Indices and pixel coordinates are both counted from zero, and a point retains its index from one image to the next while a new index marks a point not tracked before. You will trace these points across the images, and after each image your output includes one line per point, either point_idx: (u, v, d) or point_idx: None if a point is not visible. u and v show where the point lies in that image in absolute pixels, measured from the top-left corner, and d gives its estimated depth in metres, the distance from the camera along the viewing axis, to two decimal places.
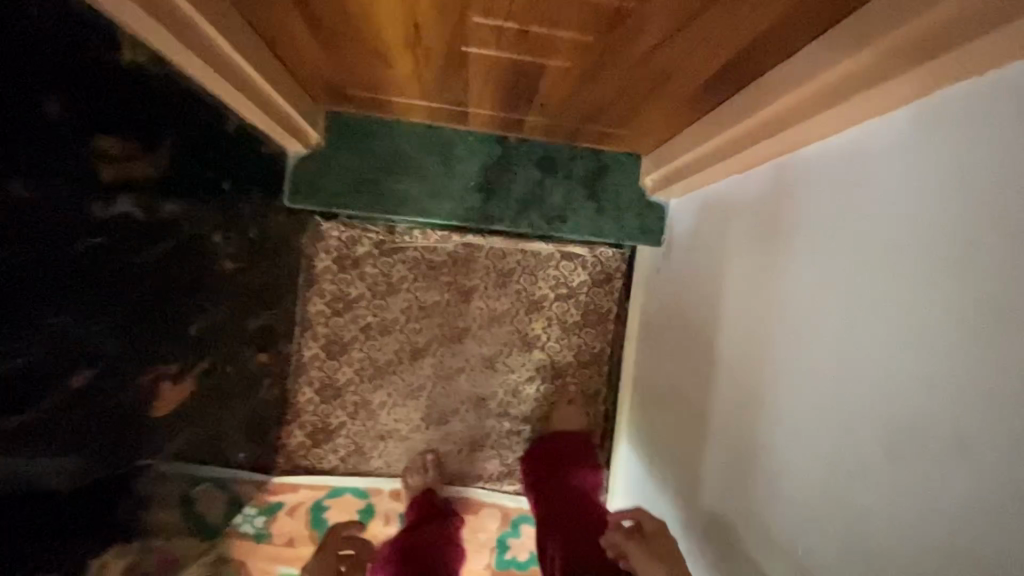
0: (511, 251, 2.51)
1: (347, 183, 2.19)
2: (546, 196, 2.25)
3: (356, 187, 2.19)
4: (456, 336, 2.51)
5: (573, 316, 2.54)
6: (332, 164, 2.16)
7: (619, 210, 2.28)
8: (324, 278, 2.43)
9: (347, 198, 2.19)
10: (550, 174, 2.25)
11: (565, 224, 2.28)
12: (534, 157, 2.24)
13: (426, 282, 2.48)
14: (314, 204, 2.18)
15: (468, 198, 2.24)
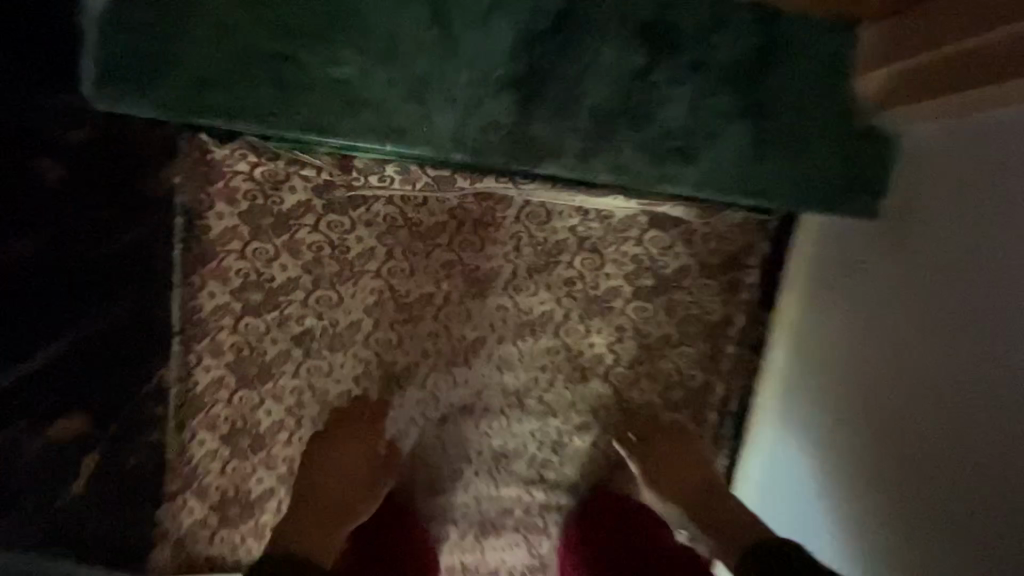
0: (563, 211, 1.43)
1: (222, 60, 1.03)
2: (649, 107, 1.07)
3: (242, 71, 1.03)
4: (462, 353, 1.46)
5: (662, 326, 1.49)
6: (195, 24, 1.03)
7: (779, 148, 1.17)
8: (222, 248, 1.33)
9: (219, 92, 1.03)
10: (658, 60, 1.07)
11: (684, 167, 1.12)
12: (626, 22, 1.06)
13: (411, 261, 1.42)
14: (149, 104, 1.05)
15: (489, 102, 1.01)
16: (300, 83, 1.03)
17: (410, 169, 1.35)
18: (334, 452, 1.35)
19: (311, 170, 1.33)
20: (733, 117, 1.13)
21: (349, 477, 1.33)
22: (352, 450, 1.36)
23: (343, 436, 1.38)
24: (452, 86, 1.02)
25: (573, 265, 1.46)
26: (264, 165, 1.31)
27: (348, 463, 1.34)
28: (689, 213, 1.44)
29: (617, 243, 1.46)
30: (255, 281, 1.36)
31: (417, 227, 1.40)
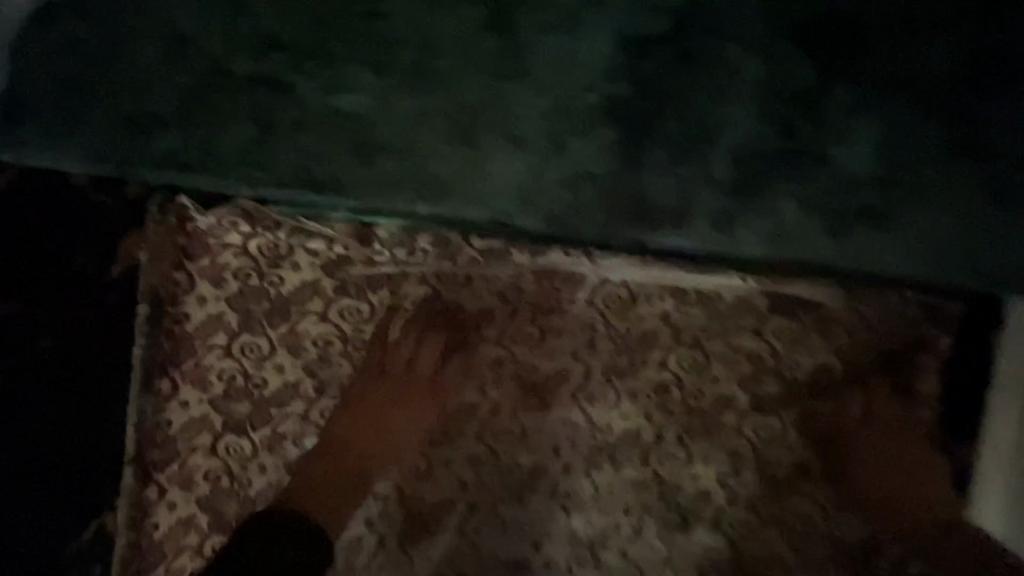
0: (653, 292, 1.05)
1: (199, 97, 0.74)
2: (818, 145, 0.71)
3: (224, 110, 0.73)
4: (514, 488, 1.05)
5: (795, 452, 1.05)
6: (159, 46, 0.74)
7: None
8: (201, 343, 0.99)
9: (195, 142, 0.73)
10: (828, 78, 0.71)
11: (884, 234, 0.72)
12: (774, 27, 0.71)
13: (447, 359, 1.05)
14: (95, 156, 0.74)
15: (575, 138, 0.69)
16: (293, 120, 0.73)
17: (449, 239, 1.02)
18: (360, 406, 1.03)
19: (320, 241, 1.01)
20: (957, 155, 0.72)
21: (379, 420, 1.04)
22: (382, 404, 1.04)
23: (369, 383, 1.04)
24: (518, 117, 0.70)
25: (667, 366, 1.06)
26: (257, 233, 0.99)
27: (383, 425, 1.04)
28: (832, 293, 1.02)
29: (729, 334, 1.05)
30: (240, 387, 1.01)
31: (456, 313, 1.05)
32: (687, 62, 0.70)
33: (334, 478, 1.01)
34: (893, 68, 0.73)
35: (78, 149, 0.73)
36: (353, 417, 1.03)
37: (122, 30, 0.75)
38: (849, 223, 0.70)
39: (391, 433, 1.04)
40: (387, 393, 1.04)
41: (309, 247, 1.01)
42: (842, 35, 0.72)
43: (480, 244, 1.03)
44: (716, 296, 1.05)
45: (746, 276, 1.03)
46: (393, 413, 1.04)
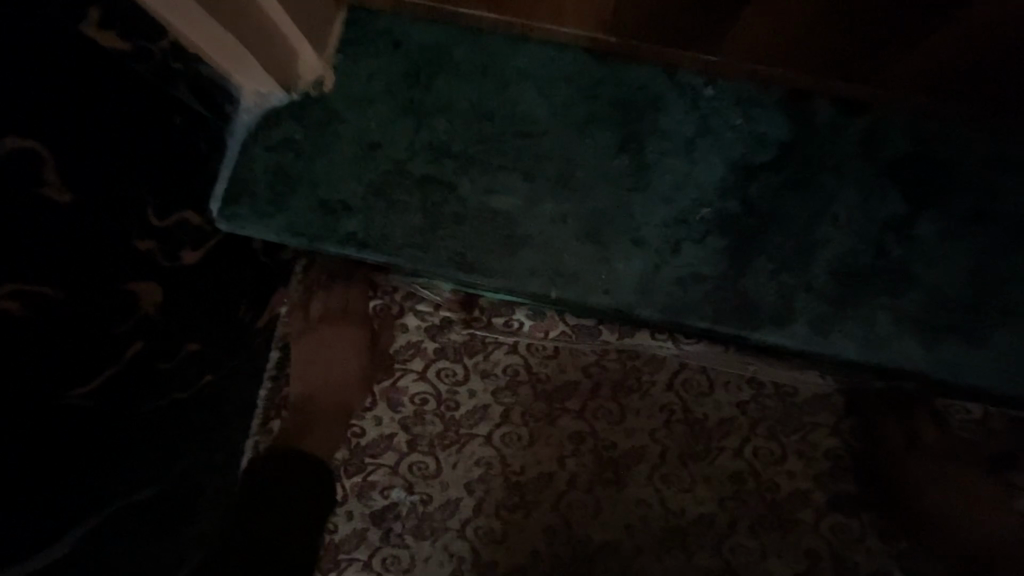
0: (731, 381, 1.10)
1: (353, 181, 0.80)
2: (925, 265, 0.74)
3: (373, 195, 0.79)
4: (586, 563, 1.08)
5: (873, 558, 1.04)
6: (318, 133, 0.81)
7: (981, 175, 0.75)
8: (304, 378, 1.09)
9: (345, 221, 0.79)
10: (939, 203, 0.75)
11: (977, 352, 0.73)
12: (890, 154, 0.76)
13: (531, 427, 1.11)
14: (255, 226, 0.81)
15: (694, 246, 0.75)
16: (454, 211, 0.77)
17: (546, 315, 1.12)
18: (322, 350, 1.09)
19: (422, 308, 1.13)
20: None
21: (336, 369, 1.09)
22: (341, 349, 1.09)
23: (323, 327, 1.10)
24: (642, 225, 0.76)
25: (742, 454, 1.08)
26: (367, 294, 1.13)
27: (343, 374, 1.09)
28: (908, 397, 1.07)
29: (803, 429, 1.08)
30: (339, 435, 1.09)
31: (542, 383, 1.12)
32: (790, 187, 0.76)
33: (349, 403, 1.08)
34: (990, 202, 0.75)
35: (246, 222, 0.80)
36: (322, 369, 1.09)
37: (284, 119, 0.82)
38: (948, 339, 0.73)
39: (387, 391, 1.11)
40: (346, 345, 1.10)
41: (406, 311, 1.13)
42: (955, 165, 0.76)
43: (572, 323, 1.12)
44: (794, 390, 1.09)
45: (821, 374, 1.09)
46: (350, 357, 1.10)
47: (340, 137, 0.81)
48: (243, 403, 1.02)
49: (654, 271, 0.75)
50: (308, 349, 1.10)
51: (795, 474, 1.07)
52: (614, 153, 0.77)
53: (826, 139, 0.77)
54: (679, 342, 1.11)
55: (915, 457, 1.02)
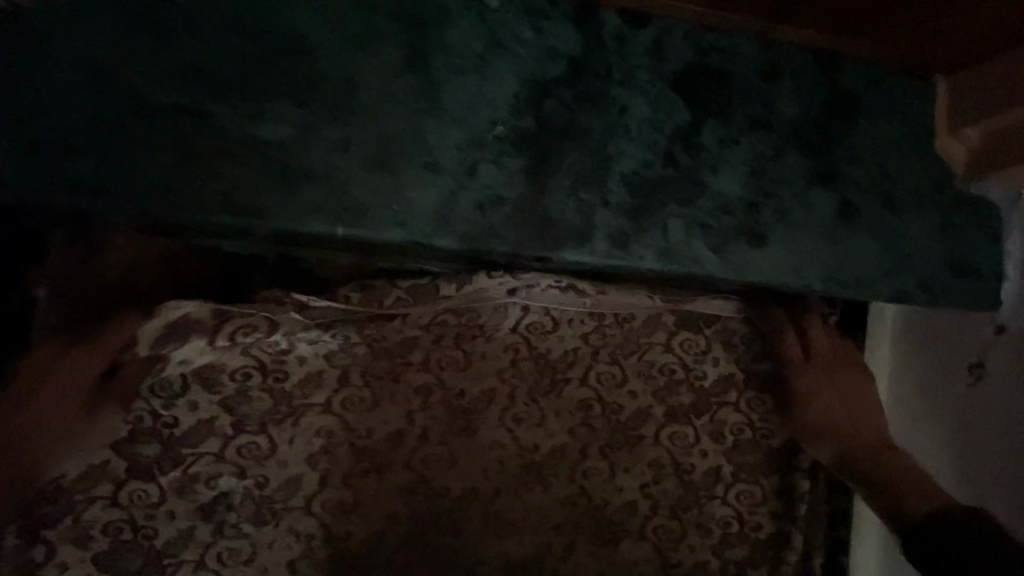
0: (572, 316, 1.11)
1: (72, 116, 0.64)
2: (711, 173, 0.77)
3: (103, 131, 0.64)
4: (445, 515, 1.05)
5: (707, 458, 1.12)
6: (14, 54, 0.63)
7: (756, 88, 0.79)
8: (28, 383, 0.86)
9: (66, 167, 0.63)
10: (721, 112, 0.78)
11: (760, 251, 0.77)
12: (675, 65, 0.77)
13: (372, 387, 1.04)
14: None
15: (492, 167, 0.71)
16: (214, 144, 0.66)
17: (377, 282, 1.03)
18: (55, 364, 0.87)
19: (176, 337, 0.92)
20: (815, 185, 0.80)
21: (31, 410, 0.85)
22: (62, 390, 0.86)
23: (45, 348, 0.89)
24: (436, 147, 0.70)
25: (588, 383, 1.11)
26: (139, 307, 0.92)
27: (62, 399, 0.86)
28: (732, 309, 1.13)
29: (642, 351, 1.13)
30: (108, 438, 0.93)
31: (380, 340, 1.04)
32: (584, 102, 0.74)
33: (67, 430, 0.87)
34: (763, 110, 0.79)
35: None
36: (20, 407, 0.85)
37: None
38: (735, 241, 0.77)
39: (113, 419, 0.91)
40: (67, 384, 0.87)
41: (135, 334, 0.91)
42: (732, 75, 0.79)
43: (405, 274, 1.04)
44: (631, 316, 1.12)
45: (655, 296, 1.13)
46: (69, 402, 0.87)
47: (48, 57, 0.64)
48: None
49: (452, 197, 0.70)
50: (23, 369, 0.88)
51: (636, 393, 1.12)
52: (399, 70, 0.70)
53: (616, 51, 0.76)
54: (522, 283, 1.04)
55: (814, 374, 0.98)
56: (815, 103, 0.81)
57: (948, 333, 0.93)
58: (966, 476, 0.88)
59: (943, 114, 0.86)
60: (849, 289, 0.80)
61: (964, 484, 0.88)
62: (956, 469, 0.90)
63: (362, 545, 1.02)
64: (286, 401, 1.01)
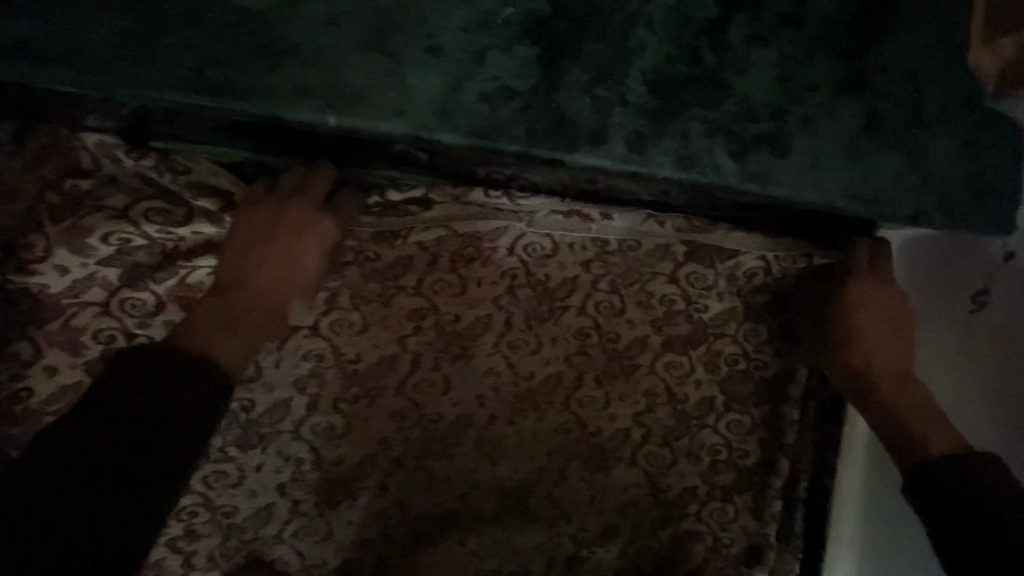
0: (577, 227, 1.03)
1: None
2: (736, 73, 0.71)
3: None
4: (437, 439, 1.03)
5: (702, 388, 1.10)
6: None
7: None
8: (173, 176, 0.88)
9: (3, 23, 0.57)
10: (747, 8, 0.71)
11: (781, 162, 0.73)
12: None
13: (360, 310, 0.98)
14: None
15: (501, 55, 0.64)
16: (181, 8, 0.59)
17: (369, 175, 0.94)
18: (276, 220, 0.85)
19: (162, 214, 0.88)
20: (842, 94, 0.74)
21: (282, 258, 0.84)
22: (272, 263, 0.83)
23: (287, 208, 0.86)
24: (439, 29, 0.63)
25: (586, 311, 1.07)
26: (109, 205, 0.86)
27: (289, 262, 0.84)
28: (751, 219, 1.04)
29: (641, 279, 1.07)
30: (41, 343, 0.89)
31: (371, 262, 0.98)
32: None
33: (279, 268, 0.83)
34: (793, 8, 0.73)
35: None
36: (247, 254, 0.83)
37: None
38: (757, 151, 0.72)
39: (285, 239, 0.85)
40: (306, 247, 0.86)
41: (64, 264, 0.87)
42: None
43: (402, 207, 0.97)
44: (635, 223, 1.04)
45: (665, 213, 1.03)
46: (309, 265, 0.87)
47: None
48: (258, 218, 0.85)
49: (455, 86, 0.63)
50: (253, 225, 0.85)
51: (633, 320, 1.08)
52: None
53: None
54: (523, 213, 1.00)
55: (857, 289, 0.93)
56: (849, 5, 0.75)
57: (954, 258, 0.92)
58: (961, 401, 0.89)
59: (979, 24, 0.79)
60: (876, 206, 0.76)
61: (957, 409, 0.89)
62: (951, 395, 0.91)
63: (352, 469, 1.00)
64: None
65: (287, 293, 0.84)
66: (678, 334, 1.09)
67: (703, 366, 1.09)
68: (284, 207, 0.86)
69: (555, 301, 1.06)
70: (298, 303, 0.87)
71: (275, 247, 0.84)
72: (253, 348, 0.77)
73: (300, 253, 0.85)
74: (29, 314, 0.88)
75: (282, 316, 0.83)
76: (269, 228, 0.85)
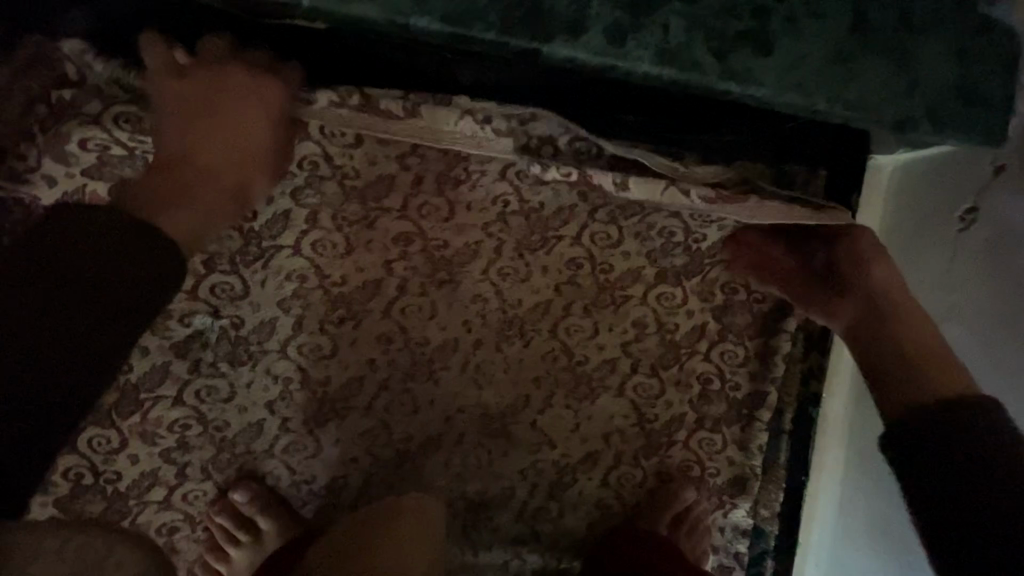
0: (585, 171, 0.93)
1: None
2: None
3: None
4: (424, 362, 1.05)
5: (692, 317, 1.10)
6: None
7: None
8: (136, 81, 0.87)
9: None
10: None
11: (764, 61, 0.72)
12: None
13: (349, 231, 0.99)
14: None
15: None
16: None
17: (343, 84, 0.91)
18: (212, 97, 0.82)
19: (132, 120, 0.88)
20: None
21: (234, 135, 0.83)
22: (225, 137, 0.82)
23: (236, 88, 0.83)
24: None
25: (576, 240, 1.07)
26: (84, 113, 0.87)
27: (238, 136, 0.83)
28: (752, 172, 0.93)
29: (643, 214, 1.07)
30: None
31: (350, 179, 0.98)
32: None
33: (231, 141, 0.82)
34: None
35: None
36: (197, 126, 0.82)
37: None
38: (740, 47, 0.71)
39: (228, 114, 0.82)
40: (256, 121, 0.84)
41: (53, 174, 0.90)
42: None
43: (381, 105, 0.89)
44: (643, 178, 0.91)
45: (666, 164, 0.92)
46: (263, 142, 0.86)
47: None
48: (195, 95, 0.82)
49: None
50: (193, 100, 0.82)
51: (622, 247, 1.08)
52: None
53: None
54: (512, 118, 0.92)
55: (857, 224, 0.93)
56: None
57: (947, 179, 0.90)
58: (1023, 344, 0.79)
59: None
60: (857, 110, 0.76)
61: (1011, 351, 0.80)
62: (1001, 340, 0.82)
63: (341, 390, 1.03)
64: (256, 238, 0.97)
65: (245, 167, 0.84)
66: (667, 263, 1.08)
67: (687, 291, 1.09)
68: (219, 81, 0.83)
69: (542, 228, 1.06)
70: (257, 180, 0.86)
71: (217, 122, 0.82)
72: (211, 225, 0.79)
73: (247, 129, 0.83)
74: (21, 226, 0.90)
75: (243, 184, 0.84)
76: (211, 103, 0.82)
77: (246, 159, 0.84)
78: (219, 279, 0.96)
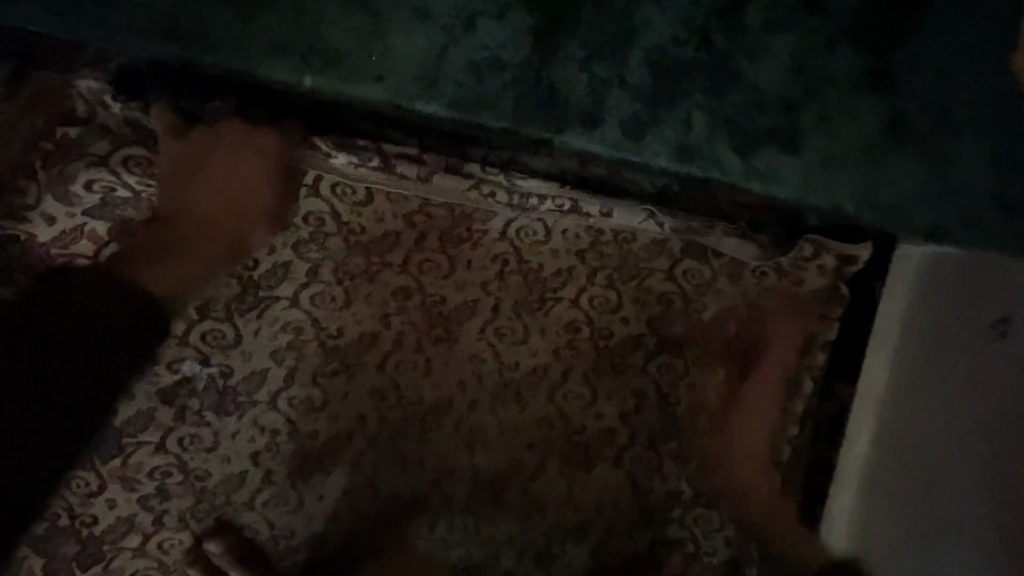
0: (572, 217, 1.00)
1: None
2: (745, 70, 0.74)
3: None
4: (414, 419, 1.01)
5: (695, 391, 1.06)
6: None
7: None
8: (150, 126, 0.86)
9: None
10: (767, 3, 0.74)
11: (792, 158, 0.73)
12: None
13: (346, 282, 0.97)
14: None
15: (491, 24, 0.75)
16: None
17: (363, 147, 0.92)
18: (213, 157, 0.86)
19: (142, 163, 0.87)
20: (866, 90, 0.73)
21: (231, 182, 0.86)
22: (223, 193, 0.86)
23: (236, 139, 0.86)
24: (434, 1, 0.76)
25: (578, 302, 1.03)
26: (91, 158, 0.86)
27: (239, 196, 0.87)
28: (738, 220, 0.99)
29: (639, 276, 1.03)
30: (15, 294, 0.86)
31: (355, 234, 0.96)
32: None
33: (230, 200, 0.86)
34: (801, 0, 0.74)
35: None
36: (200, 179, 0.86)
37: None
38: (764, 147, 0.73)
39: (230, 174, 0.86)
40: (254, 181, 0.87)
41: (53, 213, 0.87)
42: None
43: (394, 169, 0.94)
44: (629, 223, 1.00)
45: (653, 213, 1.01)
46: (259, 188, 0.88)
47: None
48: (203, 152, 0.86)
49: (438, 59, 0.77)
50: (195, 158, 0.86)
51: (625, 315, 1.04)
52: None
53: None
54: (515, 195, 0.97)
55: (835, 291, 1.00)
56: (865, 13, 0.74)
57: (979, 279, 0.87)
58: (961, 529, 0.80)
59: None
60: (896, 212, 0.74)
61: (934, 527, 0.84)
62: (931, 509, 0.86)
63: (327, 444, 0.99)
64: (251, 286, 0.95)
65: (246, 226, 0.88)
66: (672, 334, 1.04)
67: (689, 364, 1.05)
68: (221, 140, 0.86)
69: (545, 289, 1.02)
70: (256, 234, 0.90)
71: (219, 178, 0.86)
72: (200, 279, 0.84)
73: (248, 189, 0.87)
74: (14, 263, 0.88)
75: (245, 241, 0.89)
76: (213, 164, 0.86)
77: (248, 215, 0.88)
78: (211, 325, 0.94)
